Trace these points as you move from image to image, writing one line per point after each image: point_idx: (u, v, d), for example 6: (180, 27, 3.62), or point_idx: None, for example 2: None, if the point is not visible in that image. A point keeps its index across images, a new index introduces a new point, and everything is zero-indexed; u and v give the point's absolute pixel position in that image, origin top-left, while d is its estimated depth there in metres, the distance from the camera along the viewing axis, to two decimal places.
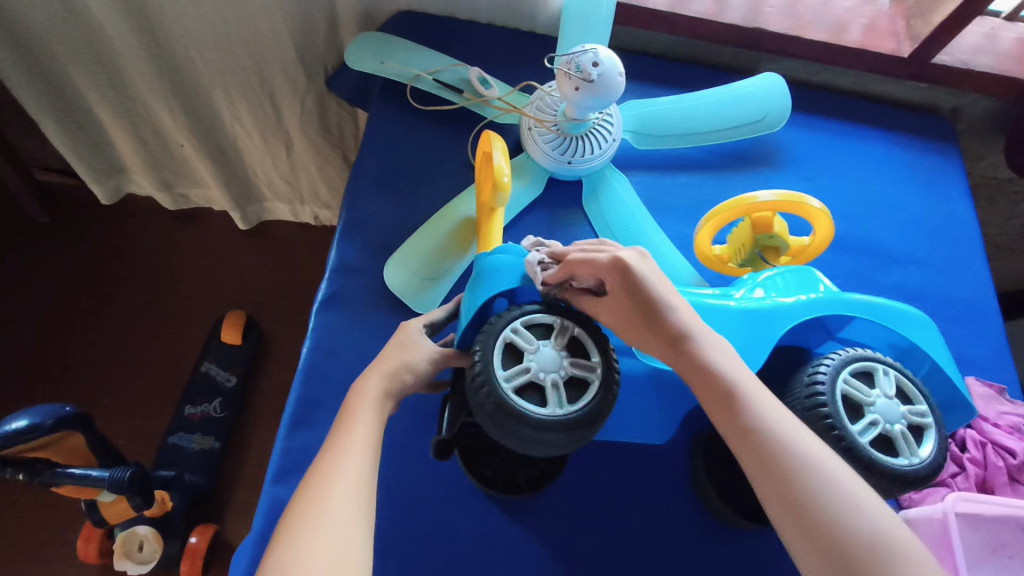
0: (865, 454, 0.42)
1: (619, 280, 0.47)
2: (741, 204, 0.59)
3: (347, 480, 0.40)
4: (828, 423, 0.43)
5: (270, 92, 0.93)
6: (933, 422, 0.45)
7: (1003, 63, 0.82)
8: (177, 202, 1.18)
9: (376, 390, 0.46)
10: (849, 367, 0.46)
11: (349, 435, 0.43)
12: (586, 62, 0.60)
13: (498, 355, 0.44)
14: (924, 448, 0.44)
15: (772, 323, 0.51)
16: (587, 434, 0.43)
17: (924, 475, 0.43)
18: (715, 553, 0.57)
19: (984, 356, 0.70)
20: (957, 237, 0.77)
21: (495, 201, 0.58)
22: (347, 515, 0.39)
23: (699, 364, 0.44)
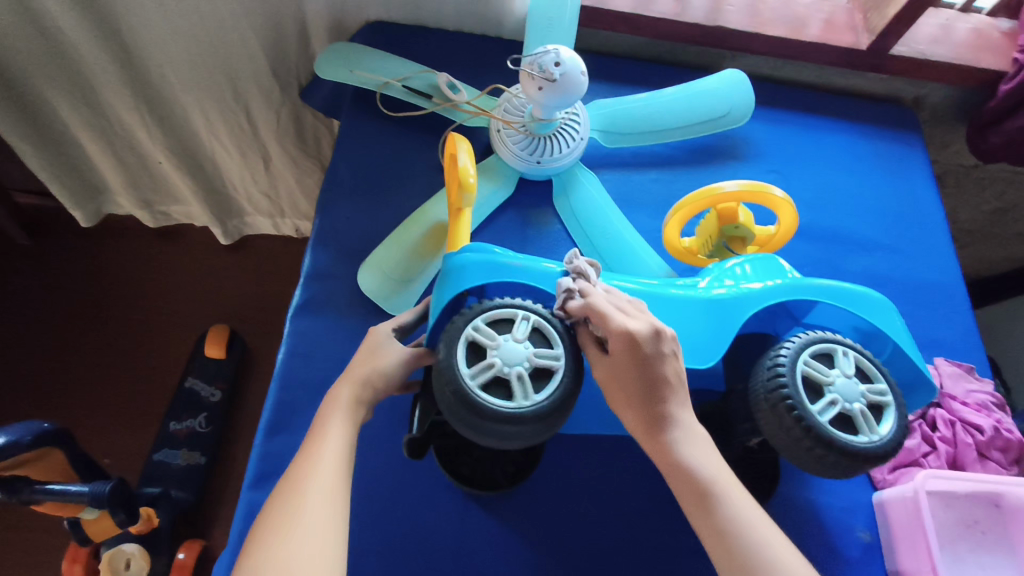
0: (824, 432, 0.43)
1: (626, 349, 0.45)
2: (706, 196, 0.61)
3: (319, 481, 0.41)
4: (789, 404, 0.44)
5: (245, 107, 0.94)
6: (892, 400, 0.46)
7: (959, 53, 0.84)
8: (157, 219, 1.18)
9: (347, 396, 0.47)
10: (809, 350, 0.46)
11: (324, 436, 0.44)
12: (548, 62, 0.61)
13: (463, 352, 0.44)
14: (884, 426, 0.45)
15: (735, 311, 0.52)
16: (515, 434, 0.43)
17: (884, 453, 0.44)
18: (694, 540, 0.58)
19: (952, 337, 0.72)
20: (922, 222, 0.79)
21: (462, 202, 0.58)
22: (320, 515, 0.40)
23: (675, 458, 0.44)
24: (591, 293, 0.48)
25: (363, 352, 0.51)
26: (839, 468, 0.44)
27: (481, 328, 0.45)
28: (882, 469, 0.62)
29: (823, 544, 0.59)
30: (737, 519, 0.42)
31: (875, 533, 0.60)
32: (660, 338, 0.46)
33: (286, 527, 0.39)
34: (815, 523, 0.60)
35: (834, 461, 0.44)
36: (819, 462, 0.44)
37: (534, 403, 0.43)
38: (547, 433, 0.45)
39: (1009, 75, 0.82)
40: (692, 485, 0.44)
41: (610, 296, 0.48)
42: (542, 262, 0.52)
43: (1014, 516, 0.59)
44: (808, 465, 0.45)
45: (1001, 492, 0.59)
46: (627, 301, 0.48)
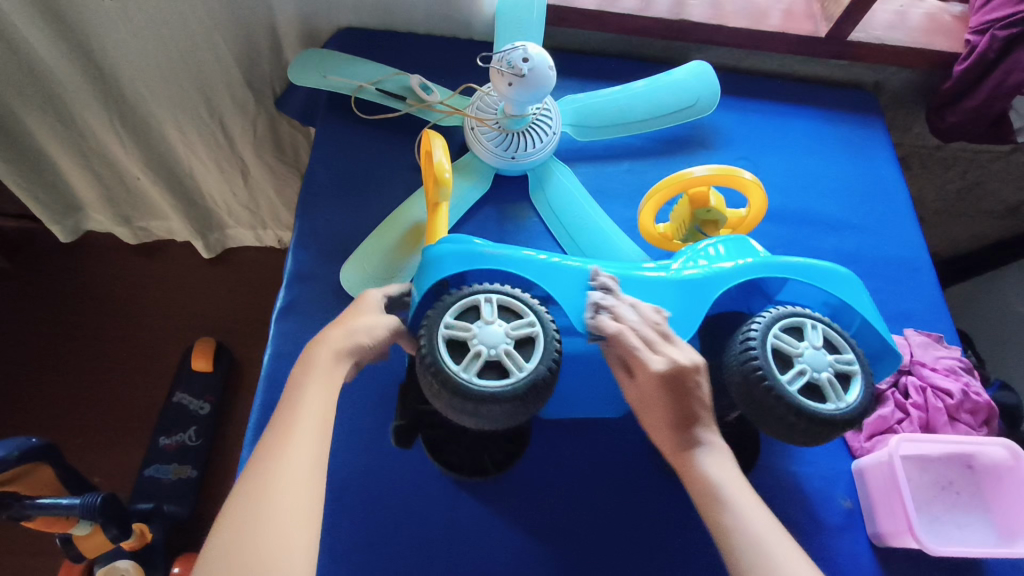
0: (794, 401, 0.45)
1: (654, 386, 0.50)
2: (676, 181, 0.62)
3: (295, 425, 0.43)
4: (760, 375, 0.46)
5: (220, 120, 0.95)
6: (859, 369, 0.48)
7: (914, 37, 0.87)
8: (138, 236, 1.18)
9: (329, 351, 0.48)
10: (779, 324, 0.48)
11: (302, 384, 0.46)
12: (517, 58, 0.63)
13: (454, 309, 0.47)
14: (851, 393, 0.47)
15: (705, 287, 0.54)
16: (483, 413, 0.45)
17: (851, 419, 0.46)
18: (681, 516, 0.59)
19: (921, 309, 0.74)
20: (888, 201, 0.81)
21: (438, 196, 0.60)
22: (296, 455, 0.42)
23: (694, 470, 0.48)
24: (619, 324, 0.51)
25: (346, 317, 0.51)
26: (809, 434, 0.46)
27: (466, 309, 0.47)
28: (859, 438, 0.64)
29: (806, 512, 0.61)
30: (741, 518, 0.45)
31: (856, 500, 0.62)
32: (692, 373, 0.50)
33: (267, 467, 0.41)
34: (796, 493, 0.61)
35: (804, 428, 0.46)
36: (789, 429, 0.46)
37: (504, 383, 0.45)
38: (519, 414, 0.46)
39: (962, 56, 0.86)
40: (704, 485, 0.47)
41: (637, 325, 0.51)
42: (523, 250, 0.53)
43: (987, 475, 0.61)
44: (779, 433, 0.47)
45: (973, 453, 0.61)
46: (655, 330, 0.51)
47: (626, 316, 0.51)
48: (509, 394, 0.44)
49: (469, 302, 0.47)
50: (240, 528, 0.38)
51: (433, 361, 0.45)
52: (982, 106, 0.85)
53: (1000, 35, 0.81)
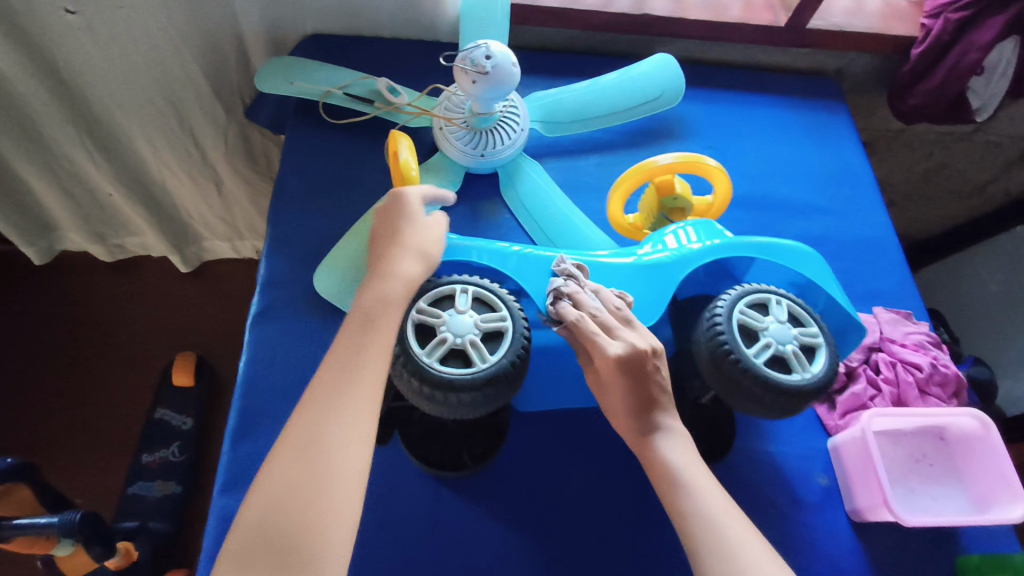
0: (760, 373, 0.46)
1: (610, 369, 0.47)
2: (642, 170, 0.64)
3: (355, 363, 0.42)
4: (727, 350, 0.47)
5: (191, 131, 0.94)
6: (824, 341, 0.49)
7: (871, 23, 0.89)
8: (113, 253, 1.17)
9: (399, 271, 0.47)
10: (744, 300, 0.49)
11: (368, 314, 0.44)
12: (479, 56, 0.64)
13: (430, 295, 0.48)
14: (816, 364, 0.48)
15: (671, 269, 0.55)
16: (441, 401, 0.46)
17: (817, 389, 0.47)
18: (662, 500, 0.60)
19: (888, 287, 0.76)
20: (853, 182, 0.83)
21: None
22: (354, 396, 0.41)
23: (653, 455, 0.47)
24: (579, 307, 0.50)
25: (405, 222, 0.50)
26: (777, 406, 0.47)
27: (442, 297, 0.49)
28: (833, 416, 0.65)
29: (785, 491, 0.62)
30: (701, 505, 0.44)
31: (833, 477, 0.63)
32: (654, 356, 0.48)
33: (325, 408, 0.40)
34: (775, 472, 0.62)
35: (771, 399, 0.47)
36: (757, 401, 0.47)
37: (466, 371, 0.46)
38: (477, 405, 0.47)
39: (918, 40, 0.88)
40: (664, 471, 0.46)
41: (600, 310, 0.50)
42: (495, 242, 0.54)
43: (959, 446, 0.62)
44: (748, 406, 0.48)
45: (943, 425, 0.63)
46: (619, 317, 0.50)
47: (589, 301, 0.50)
48: (469, 384, 0.45)
49: (444, 289, 0.49)
50: (302, 472, 0.38)
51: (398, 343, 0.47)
52: (940, 88, 0.88)
53: (953, 18, 0.83)
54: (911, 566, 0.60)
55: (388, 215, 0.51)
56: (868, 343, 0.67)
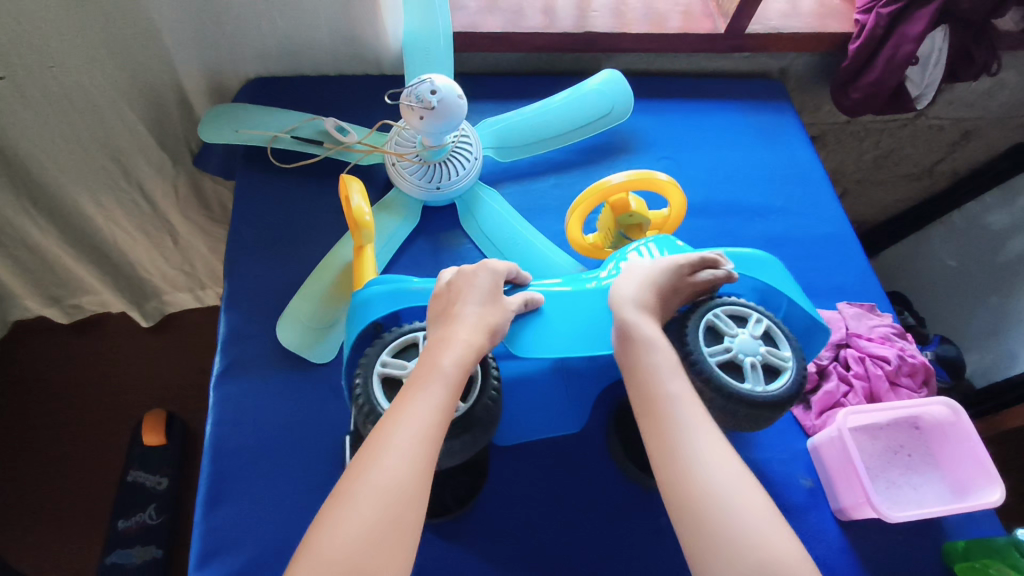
0: (705, 370, 0.46)
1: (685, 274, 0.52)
2: (597, 189, 0.64)
3: (422, 410, 0.41)
4: (690, 356, 0.47)
5: (139, 183, 0.91)
6: (791, 367, 0.48)
7: (805, 23, 0.92)
8: (71, 314, 1.12)
9: (479, 338, 0.45)
10: (713, 314, 0.49)
11: (438, 363, 0.43)
12: (424, 92, 0.63)
13: (394, 346, 0.46)
14: (775, 383, 0.48)
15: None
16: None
17: (769, 403, 0.47)
18: (652, 520, 0.59)
19: (850, 280, 0.78)
20: (805, 180, 0.85)
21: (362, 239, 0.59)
22: (418, 444, 0.40)
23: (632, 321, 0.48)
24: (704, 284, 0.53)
25: (485, 294, 0.49)
26: (733, 418, 0.47)
27: (406, 347, 0.47)
28: (809, 416, 0.65)
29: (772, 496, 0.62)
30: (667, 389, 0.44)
31: (817, 478, 0.63)
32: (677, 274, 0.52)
33: (390, 451, 0.39)
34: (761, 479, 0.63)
35: (727, 408, 0.46)
36: (714, 410, 0.47)
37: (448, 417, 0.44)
38: (455, 454, 0.46)
39: (854, 35, 0.91)
40: (645, 376, 0.45)
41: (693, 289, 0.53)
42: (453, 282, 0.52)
43: (934, 433, 0.63)
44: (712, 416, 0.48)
45: (918, 415, 0.64)
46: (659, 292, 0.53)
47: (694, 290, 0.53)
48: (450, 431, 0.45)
49: (409, 339, 0.47)
50: (366, 519, 0.36)
51: (366, 404, 0.44)
52: (880, 80, 0.91)
53: (885, 12, 0.87)
54: (901, 557, 0.60)
55: (471, 275, 0.50)
56: (835, 340, 0.68)
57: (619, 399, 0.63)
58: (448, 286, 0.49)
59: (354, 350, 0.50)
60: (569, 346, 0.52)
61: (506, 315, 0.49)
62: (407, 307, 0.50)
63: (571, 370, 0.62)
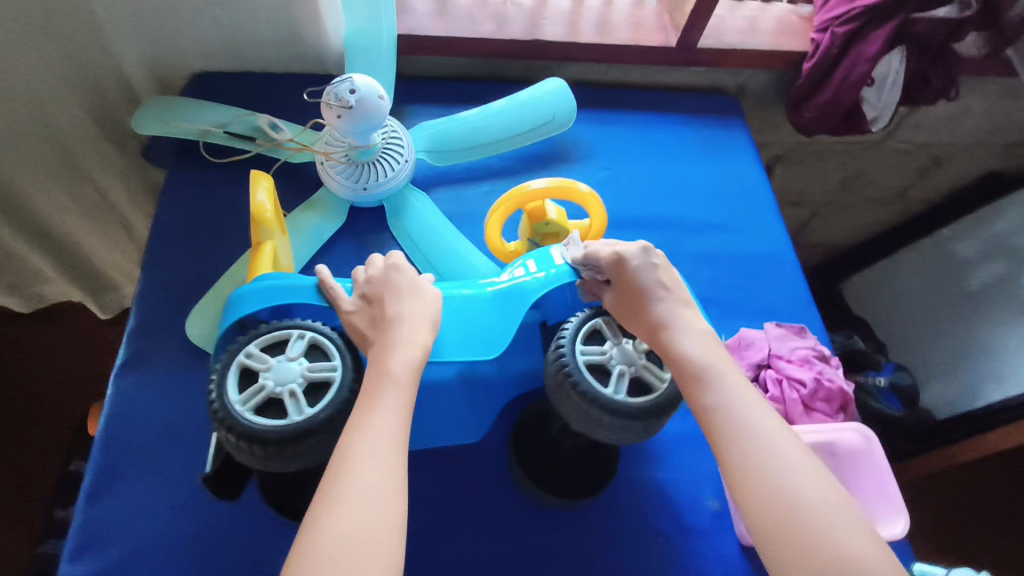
0: (571, 367, 0.47)
1: (618, 268, 0.50)
2: (514, 195, 0.63)
3: (383, 415, 0.40)
4: (564, 366, 0.47)
5: (89, 176, 0.91)
6: (663, 391, 0.47)
7: (761, 39, 0.91)
8: (30, 303, 1.10)
9: (425, 333, 0.45)
10: (584, 330, 0.49)
11: (386, 367, 0.42)
12: (343, 90, 0.62)
13: (263, 338, 0.43)
14: (636, 398, 0.46)
15: (523, 294, 0.54)
16: (293, 454, 0.40)
17: (623, 412, 0.46)
18: (545, 535, 0.60)
19: (783, 300, 0.77)
20: (748, 198, 0.85)
21: (258, 237, 0.56)
22: (383, 448, 0.39)
23: (673, 349, 0.46)
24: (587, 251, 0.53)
25: (407, 290, 0.47)
26: (614, 429, 0.46)
27: (276, 342, 0.43)
28: None
29: (674, 519, 0.62)
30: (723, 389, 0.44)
31: (724, 501, 0.63)
32: (649, 253, 0.50)
33: (360, 462, 0.38)
34: (662, 499, 0.63)
35: (606, 419, 0.46)
36: (593, 421, 0.46)
37: (314, 414, 0.41)
38: (294, 464, 0.41)
39: (809, 54, 0.90)
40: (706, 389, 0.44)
41: (596, 252, 0.52)
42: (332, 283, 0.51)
43: (848, 461, 0.61)
44: (576, 421, 0.47)
45: (833, 441, 0.61)
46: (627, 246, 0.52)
47: (593, 257, 0.52)
48: (325, 424, 0.41)
49: (278, 335, 0.43)
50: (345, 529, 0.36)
51: (219, 409, 0.41)
52: (834, 99, 0.90)
53: (840, 31, 0.86)
54: None
55: (387, 277, 0.48)
56: (755, 360, 0.66)
57: (523, 411, 0.63)
58: (366, 284, 0.48)
59: (225, 340, 0.49)
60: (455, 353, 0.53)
61: (431, 308, 0.47)
62: (277, 305, 0.49)
63: (479, 379, 0.61)
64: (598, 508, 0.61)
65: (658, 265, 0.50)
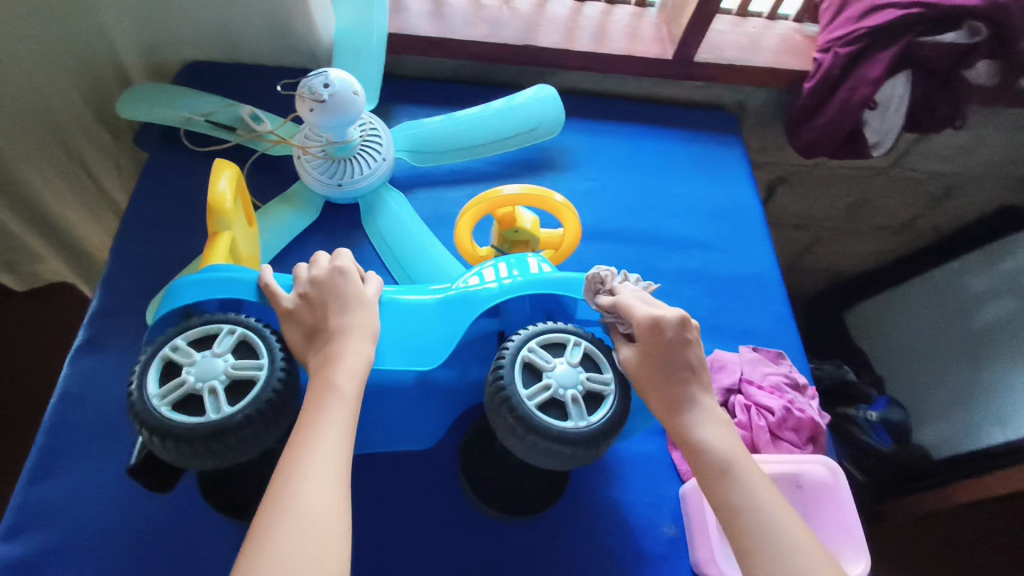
0: (505, 381, 0.45)
1: (651, 337, 0.47)
2: (484, 199, 0.61)
3: (331, 430, 0.40)
4: (500, 387, 0.45)
5: (82, 161, 0.92)
6: (587, 424, 0.44)
7: (761, 56, 0.89)
8: (26, 280, 1.09)
9: (369, 348, 0.45)
10: (531, 342, 0.47)
11: (331, 380, 0.42)
12: (317, 84, 0.61)
13: (192, 332, 0.43)
14: (562, 421, 0.44)
15: (472, 302, 0.53)
16: (206, 452, 0.40)
17: (541, 430, 0.44)
18: (490, 550, 0.58)
19: (764, 324, 0.75)
20: (737, 217, 0.82)
21: (217, 228, 0.55)
22: (333, 462, 0.38)
23: (685, 427, 0.46)
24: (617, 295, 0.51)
25: (351, 298, 0.47)
26: (550, 454, 0.44)
27: (205, 337, 0.43)
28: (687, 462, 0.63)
29: (627, 543, 0.60)
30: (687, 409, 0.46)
31: (680, 527, 0.61)
32: (686, 326, 0.47)
33: (307, 473, 0.37)
34: (616, 520, 0.60)
35: (541, 445, 0.44)
36: (529, 446, 0.44)
37: (230, 412, 0.40)
38: (210, 462, 0.40)
39: (811, 74, 0.88)
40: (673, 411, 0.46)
41: (627, 306, 0.49)
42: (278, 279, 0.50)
43: (814, 494, 0.59)
44: (506, 436, 0.45)
45: (797, 472, 0.59)
46: (657, 301, 0.49)
47: (621, 307, 0.49)
48: (242, 423, 0.40)
49: (205, 330, 0.43)
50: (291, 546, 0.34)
51: (136, 401, 0.40)
52: (833, 122, 0.87)
53: (842, 52, 0.84)
54: None
55: (331, 281, 0.47)
56: (725, 385, 0.64)
57: (479, 419, 0.62)
58: (310, 285, 0.47)
59: (161, 325, 0.49)
60: (400, 358, 0.52)
61: (371, 318, 0.47)
62: (217, 298, 0.48)
63: (436, 385, 0.59)
64: (546, 525, 0.59)
65: (690, 342, 0.47)
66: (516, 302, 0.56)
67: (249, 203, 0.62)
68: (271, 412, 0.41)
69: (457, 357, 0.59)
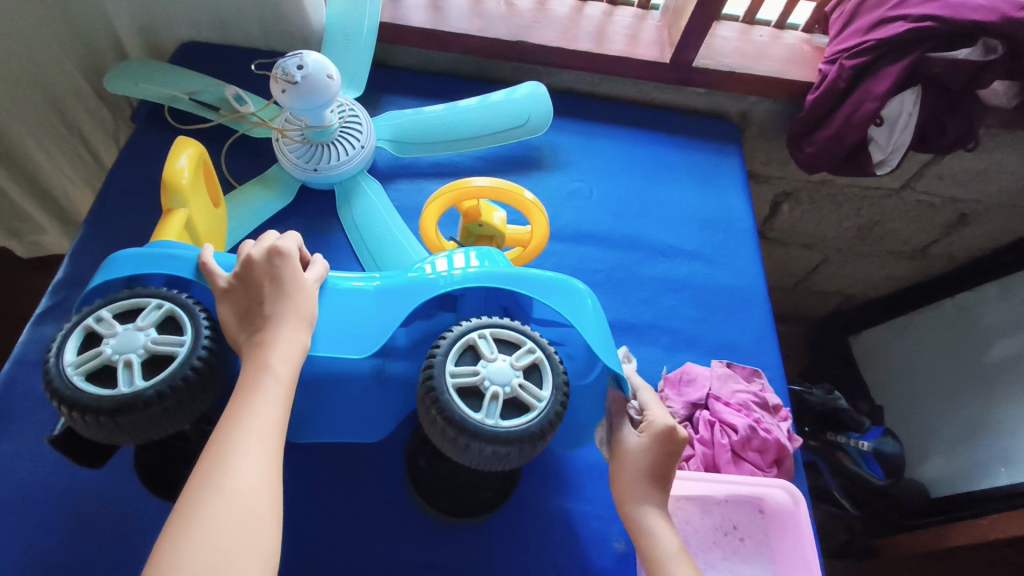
0: (432, 378, 0.43)
1: (661, 436, 0.51)
2: (454, 188, 0.60)
3: (264, 411, 0.38)
4: (429, 385, 0.43)
5: (77, 131, 0.92)
6: (501, 425, 0.42)
7: (764, 65, 0.87)
8: (29, 251, 1.08)
9: (305, 336, 0.43)
10: (462, 341, 0.44)
11: (266, 360, 0.40)
12: (291, 66, 0.61)
13: (118, 303, 0.43)
14: (478, 414, 0.42)
15: (412, 289, 0.50)
16: (115, 425, 0.40)
17: (466, 428, 0.42)
18: (430, 552, 0.56)
19: (744, 340, 0.72)
20: (727, 229, 0.79)
21: (172, 203, 0.55)
22: (264, 444, 0.36)
23: (643, 520, 0.49)
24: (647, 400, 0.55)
25: (288, 281, 0.45)
26: (483, 456, 0.43)
27: (131, 309, 0.43)
28: None
29: (573, 555, 0.57)
30: (644, 488, 0.50)
31: (631, 543, 0.58)
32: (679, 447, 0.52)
33: (235, 455, 0.35)
34: (563, 531, 0.58)
35: (473, 447, 0.42)
36: (461, 449, 0.43)
37: (141, 385, 0.40)
38: (117, 435, 0.41)
39: (816, 85, 0.85)
40: (628, 483, 0.50)
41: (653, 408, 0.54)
42: (221, 256, 0.49)
43: (776, 521, 0.56)
44: (438, 438, 0.44)
45: (759, 496, 0.57)
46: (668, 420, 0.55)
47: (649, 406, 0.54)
48: (152, 398, 0.40)
49: (132, 304, 0.43)
50: (213, 527, 0.33)
51: (52, 369, 0.40)
52: (836, 136, 0.84)
53: (848, 64, 0.80)
54: None
55: (268, 262, 0.45)
56: (692, 399, 0.63)
57: None
58: (245, 263, 0.45)
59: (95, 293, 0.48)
60: (342, 346, 0.49)
61: (310, 303, 0.45)
62: (154, 272, 0.47)
63: (393, 378, 0.55)
64: (491, 530, 0.57)
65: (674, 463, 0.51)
66: (474, 293, 0.54)
67: (215, 177, 0.63)
68: (186, 389, 0.41)
69: (414, 350, 0.55)
